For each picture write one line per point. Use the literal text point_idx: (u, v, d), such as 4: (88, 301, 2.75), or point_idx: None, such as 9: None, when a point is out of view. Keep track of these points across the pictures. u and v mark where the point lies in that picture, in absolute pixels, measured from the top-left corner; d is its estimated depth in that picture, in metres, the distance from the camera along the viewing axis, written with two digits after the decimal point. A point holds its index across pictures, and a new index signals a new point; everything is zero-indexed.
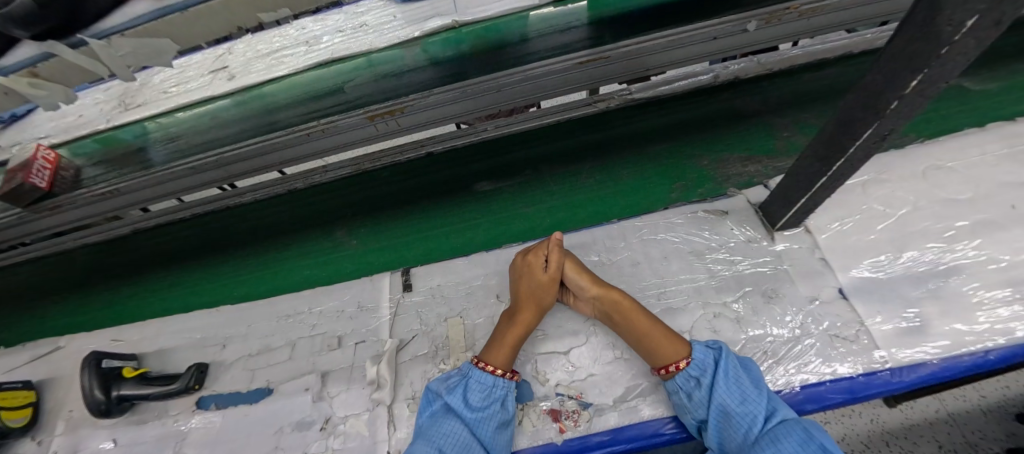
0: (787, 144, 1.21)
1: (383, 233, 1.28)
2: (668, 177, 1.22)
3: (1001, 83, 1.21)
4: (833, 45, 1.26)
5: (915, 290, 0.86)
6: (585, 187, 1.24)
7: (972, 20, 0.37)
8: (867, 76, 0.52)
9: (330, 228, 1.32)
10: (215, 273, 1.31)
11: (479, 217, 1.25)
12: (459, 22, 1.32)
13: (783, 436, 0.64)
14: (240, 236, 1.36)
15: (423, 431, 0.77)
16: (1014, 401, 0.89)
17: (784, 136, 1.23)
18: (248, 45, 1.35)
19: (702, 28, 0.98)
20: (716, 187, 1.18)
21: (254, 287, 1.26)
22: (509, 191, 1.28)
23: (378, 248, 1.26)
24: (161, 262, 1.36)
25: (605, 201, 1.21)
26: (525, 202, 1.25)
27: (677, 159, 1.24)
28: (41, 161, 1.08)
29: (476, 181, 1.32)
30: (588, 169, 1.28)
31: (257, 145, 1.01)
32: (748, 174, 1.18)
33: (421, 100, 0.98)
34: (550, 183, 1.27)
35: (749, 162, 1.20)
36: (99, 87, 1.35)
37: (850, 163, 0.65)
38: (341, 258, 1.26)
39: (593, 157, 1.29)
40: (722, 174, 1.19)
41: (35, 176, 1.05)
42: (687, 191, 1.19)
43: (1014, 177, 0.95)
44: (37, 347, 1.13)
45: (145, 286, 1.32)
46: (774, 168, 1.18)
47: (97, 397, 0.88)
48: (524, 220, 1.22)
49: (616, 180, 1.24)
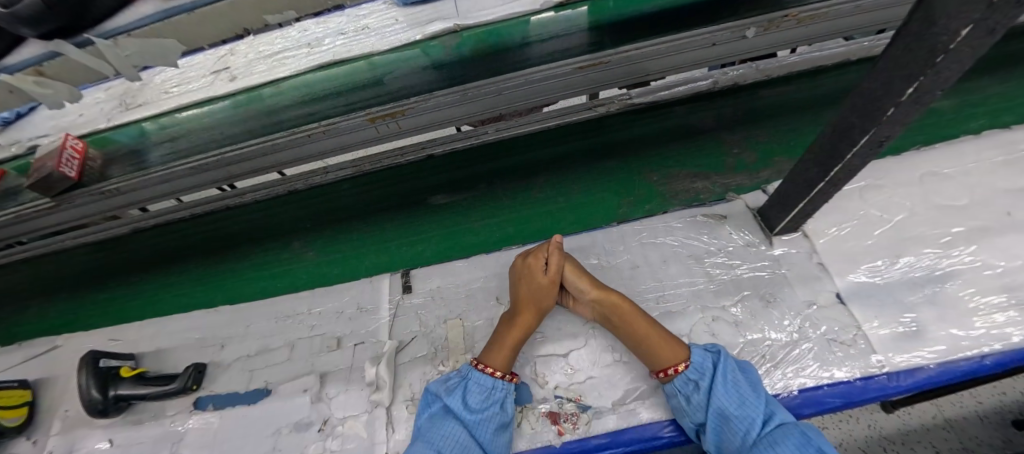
0: (736, 162, 1.23)
1: (341, 244, 1.29)
2: (619, 191, 1.24)
3: (997, 90, 1.23)
4: (829, 53, 1.27)
5: (912, 295, 0.87)
6: (537, 202, 1.25)
7: (967, 29, 0.38)
8: (863, 84, 0.53)
9: (288, 240, 1.32)
10: (194, 278, 1.30)
11: (432, 230, 1.26)
12: (460, 26, 1.32)
13: (782, 439, 0.64)
14: (217, 243, 1.36)
15: (422, 432, 0.77)
16: (1012, 406, 0.90)
17: (733, 153, 1.24)
18: (251, 47, 1.36)
19: (699, 35, 0.99)
20: (663, 204, 1.20)
21: (212, 296, 1.26)
22: (465, 204, 1.29)
23: (335, 259, 1.26)
24: (157, 262, 1.34)
25: (555, 217, 1.22)
26: (476, 217, 1.26)
27: (630, 174, 1.25)
28: (70, 150, 1.08)
29: (433, 194, 1.32)
30: (540, 184, 1.29)
31: (258, 145, 1.01)
32: (695, 190, 1.20)
33: (422, 103, 0.99)
34: (502, 198, 1.28)
35: (697, 178, 1.22)
36: (101, 87, 1.35)
37: (848, 169, 0.66)
38: (299, 270, 1.26)
39: (547, 171, 1.30)
40: (670, 190, 1.21)
41: (65, 166, 1.06)
42: (634, 207, 1.21)
43: (1009, 184, 0.96)
44: (32, 346, 1.12)
45: (134, 287, 1.31)
46: (722, 184, 1.20)
47: (94, 396, 0.88)
48: (474, 234, 1.24)
49: (566, 195, 1.25)
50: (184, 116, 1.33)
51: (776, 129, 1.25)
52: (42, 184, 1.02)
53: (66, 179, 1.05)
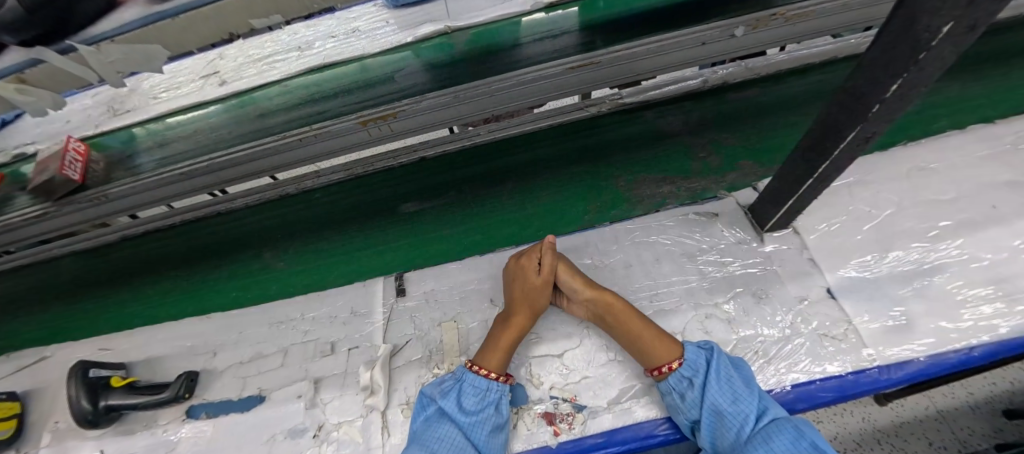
0: (702, 166, 1.22)
1: (309, 255, 1.26)
2: (587, 196, 1.22)
3: (981, 86, 1.25)
4: (818, 50, 1.29)
5: (901, 289, 0.88)
6: (505, 208, 1.24)
7: (948, 27, 0.38)
8: (849, 82, 0.53)
9: (260, 250, 1.29)
10: (176, 288, 1.27)
11: (399, 239, 1.25)
12: (451, 28, 1.36)
13: (775, 435, 0.64)
14: (195, 252, 1.33)
15: (417, 436, 0.77)
16: (1001, 397, 0.92)
17: (699, 157, 1.24)
18: (240, 51, 1.37)
19: (687, 35, 0.99)
20: (630, 209, 1.18)
21: (181, 308, 1.23)
22: (433, 213, 1.27)
23: (303, 269, 1.23)
24: (144, 269, 1.32)
25: (522, 223, 1.21)
26: (445, 225, 1.24)
27: (597, 179, 1.24)
28: (73, 153, 1.08)
29: (401, 202, 1.31)
30: (509, 190, 1.28)
31: (249, 150, 1.01)
32: (662, 194, 1.19)
33: (414, 105, 0.99)
34: (472, 205, 1.27)
35: (663, 183, 1.21)
36: (87, 93, 1.35)
37: (835, 165, 0.66)
38: (268, 281, 1.24)
39: (517, 178, 1.29)
40: (636, 195, 1.20)
41: (68, 169, 1.07)
42: (601, 213, 1.19)
43: (994, 177, 0.97)
44: (21, 357, 1.11)
45: (120, 295, 1.28)
46: (687, 189, 1.19)
47: (84, 407, 0.87)
48: (441, 242, 1.22)
49: (534, 202, 1.24)
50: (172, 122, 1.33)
51: (767, 126, 1.26)
52: (45, 186, 1.06)
53: (68, 182, 1.06)
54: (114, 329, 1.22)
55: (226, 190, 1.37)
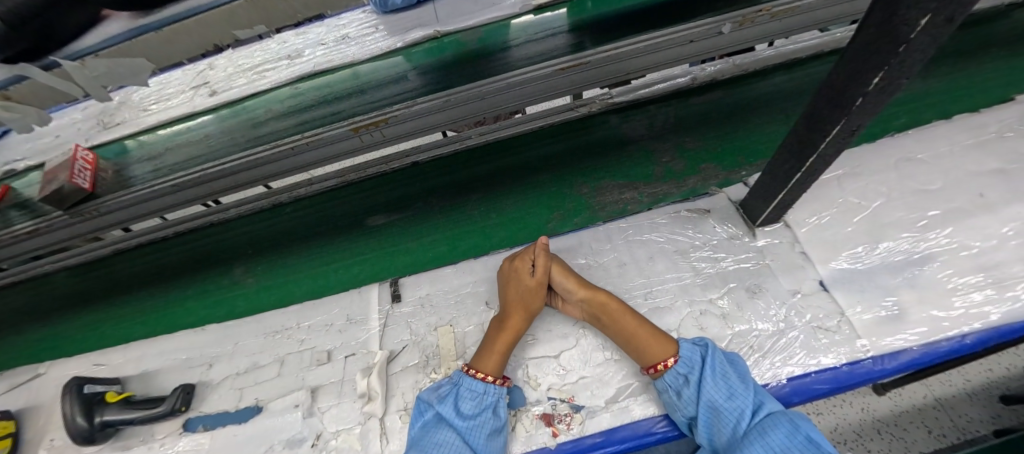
0: (665, 171, 1.22)
1: (278, 269, 1.26)
2: (550, 205, 1.22)
3: (966, 75, 1.26)
4: (804, 45, 1.30)
5: (893, 279, 0.88)
6: (469, 219, 1.25)
7: (925, 19, 0.38)
8: (832, 76, 0.54)
9: (228, 267, 1.29)
10: (158, 304, 1.26)
11: (366, 252, 1.24)
12: (441, 32, 1.37)
13: (771, 428, 0.65)
14: (180, 266, 1.32)
15: (416, 442, 0.77)
16: (998, 383, 0.93)
17: (663, 162, 1.24)
18: (230, 61, 1.40)
19: (675, 33, 1.00)
20: (592, 216, 1.18)
21: (155, 326, 1.22)
22: (401, 225, 1.27)
23: (270, 285, 1.23)
24: (134, 283, 1.31)
25: (485, 233, 1.21)
26: (410, 236, 1.24)
27: (561, 187, 1.24)
28: (82, 162, 1.06)
29: (369, 215, 1.30)
30: (474, 201, 1.28)
31: (240, 161, 1.00)
32: (623, 201, 1.19)
33: (405, 111, 0.98)
34: (437, 216, 1.27)
35: (626, 189, 1.21)
36: (77, 107, 1.36)
37: (822, 159, 0.67)
38: (235, 298, 1.23)
39: (482, 188, 1.29)
40: (599, 202, 1.20)
41: (78, 177, 1.04)
42: (563, 221, 1.19)
43: (980, 165, 0.98)
44: (15, 375, 1.10)
45: (111, 310, 1.27)
46: (649, 194, 1.19)
47: (80, 424, 0.86)
48: (407, 254, 1.22)
49: (499, 211, 1.24)
50: (162, 133, 1.31)
51: (756, 121, 1.26)
52: (56, 196, 1.00)
53: (80, 191, 1.03)
54: (107, 344, 1.21)
55: (218, 200, 1.37)
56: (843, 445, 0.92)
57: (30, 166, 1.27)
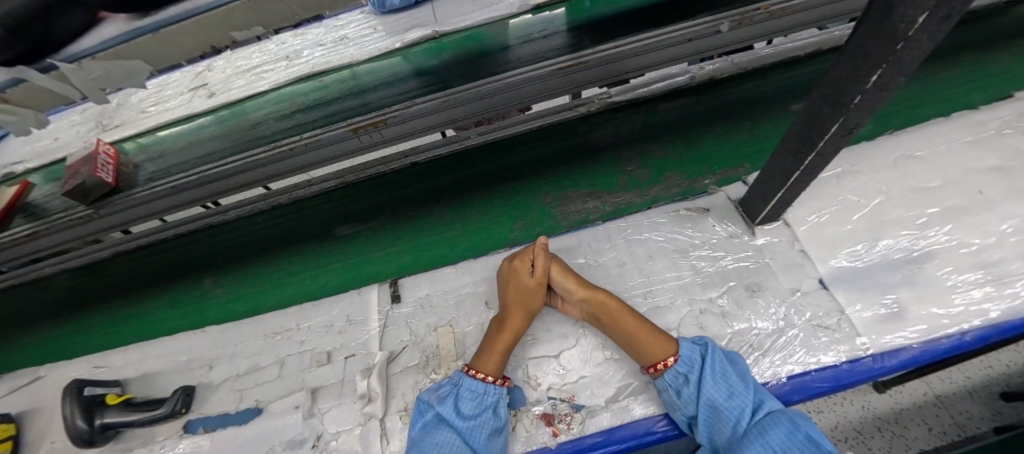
0: (629, 179, 1.23)
1: (249, 277, 1.27)
2: (514, 214, 1.23)
3: (965, 72, 1.26)
4: (804, 43, 1.30)
5: (892, 276, 0.88)
6: (434, 229, 1.25)
7: (923, 17, 0.38)
8: (831, 75, 0.54)
9: (199, 277, 1.29)
10: (139, 313, 1.26)
11: (332, 262, 1.25)
12: (439, 32, 1.36)
13: (770, 427, 0.65)
14: (169, 272, 1.32)
15: (416, 443, 0.77)
16: (998, 380, 0.93)
17: (627, 170, 1.24)
18: (229, 63, 1.40)
19: (673, 31, 1.00)
20: (554, 226, 1.19)
21: (135, 335, 1.22)
22: (368, 235, 1.28)
23: (240, 294, 1.24)
24: (120, 287, 1.32)
25: (450, 243, 1.22)
26: (376, 247, 1.25)
27: (525, 196, 1.25)
28: (104, 156, 1.08)
29: (338, 224, 1.31)
30: (441, 210, 1.28)
31: (239, 162, 1.00)
32: (586, 210, 1.19)
33: (404, 111, 0.98)
34: (403, 226, 1.27)
35: (589, 198, 1.21)
36: (76, 109, 1.36)
37: (821, 157, 0.67)
38: (205, 309, 1.24)
39: (447, 198, 1.30)
40: (562, 211, 1.20)
41: (101, 172, 1.05)
42: (527, 230, 1.19)
43: (979, 163, 0.98)
44: (16, 378, 1.10)
45: (108, 315, 1.27)
46: (612, 203, 1.20)
47: (80, 426, 0.86)
48: (373, 264, 1.22)
49: (464, 221, 1.25)
50: (162, 134, 1.32)
51: (751, 120, 1.27)
52: (79, 190, 0.99)
53: (103, 185, 1.03)
54: (105, 347, 1.21)
55: (219, 201, 1.37)
56: (844, 443, 0.92)
57: (29, 169, 1.28)
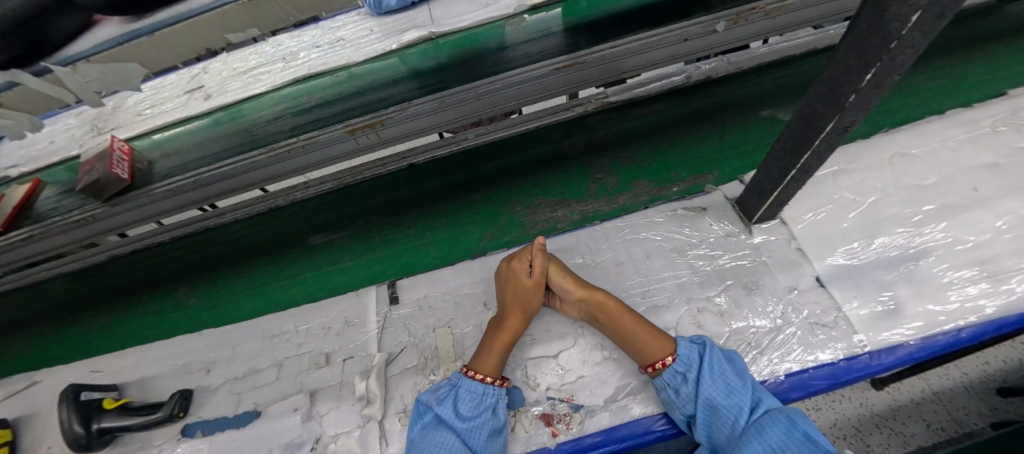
0: (598, 187, 1.24)
1: (220, 290, 1.27)
2: (483, 223, 1.24)
3: (961, 70, 1.27)
4: (799, 42, 1.29)
5: (889, 274, 0.89)
6: (405, 238, 1.26)
7: (916, 15, 0.38)
8: (825, 74, 0.54)
9: (173, 286, 1.29)
10: (122, 322, 1.26)
11: (303, 271, 1.25)
12: (436, 33, 1.36)
13: (768, 426, 0.65)
14: (157, 278, 1.31)
15: (415, 445, 0.76)
16: (994, 375, 0.94)
17: (596, 178, 1.25)
18: (225, 65, 1.37)
19: (667, 32, 1.00)
20: (522, 235, 1.20)
21: (120, 342, 1.22)
22: (340, 243, 1.29)
23: (211, 306, 1.24)
24: (95, 298, 1.31)
25: (419, 252, 1.23)
26: (348, 255, 1.26)
27: (494, 205, 1.26)
28: (119, 152, 1.08)
29: (311, 233, 1.32)
30: (412, 219, 1.29)
31: (236, 164, 1.00)
32: (555, 219, 1.20)
33: (401, 112, 0.98)
34: (376, 234, 1.28)
35: (558, 206, 1.22)
36: (70, 112, 1.34)
37: (816, 156, 0.67)
38: (178, 319, 1.24)
39: (419, 207, 1.30)
40: (531, 220, 1.21)
41: (116, 168, 1.06)
42: (495, 240, 1.20)
43: (974, 160, 0.99)
44: (12, 384, 1.09)
45: (98, 321, 1.26)
46: (580, 211, 1.21)
47: (76, 430, 0.85)
48: (343, 273, 1.23)
49: (435, 229, 1.25)
50: (158, 138, 1.32)
51: (745, 120, 1.27)
52: (95, 186, 1.03)
53: (118, 181, 1.05)
54: (96, 353, 1.20)
55: (215, 204, 1.36)
56: (842, 440, 0.92)
57: (27, 173, 1.28)
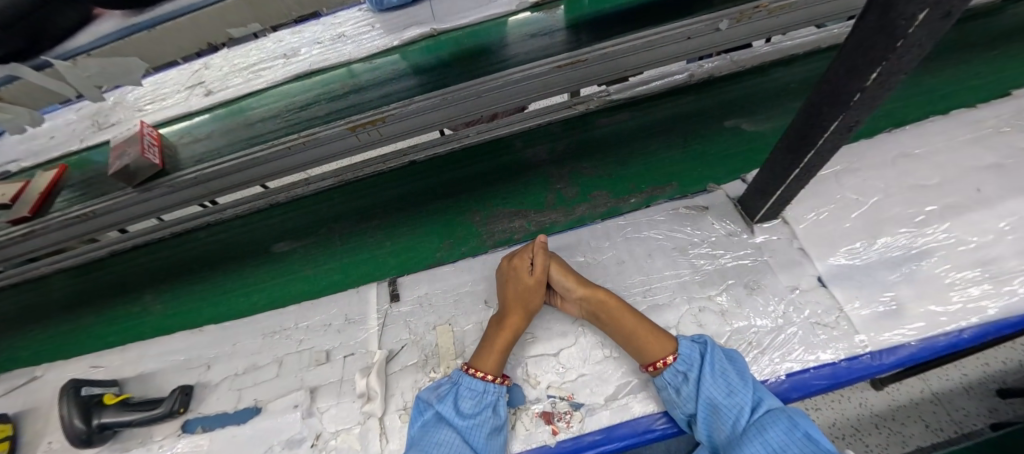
0: (556, 197, 1.22)
1: (183, 293, 1.25)
2: (441, 233, 1.22)
3: (964, 71, 1.26)
4: (802, 40, 1.30)
5: (892, 274, 0.89)
6: (366, 246, 1.24)
7: (924, 13, 0.38)
8: (829, 74, 0.54)
9: (139, 293, 1.28)
10: (106, 321, 1.24)
11: (266, 279, 1.24)
12: (437, 30, 1.36)
13: (769, 425, 0.65)
14: (144, 277, 1.31)
15: (415, 442, 0.76)
16: (994, 377, 0.94)
17: (557, 187, 1.24)
18: (226, 60, 1.39)
19: (670, 30, 0.99)
20: (477, 246, 1.18)
21: (107, 340, 1.21)
22: (302, 252, 1.27)
23: (175, 312, 1.22)
24: (81, 298, 1.30)
25: (377, 262, 1.21)
26: (309, 264, 1.24)
27: (454, 214, 1.25)
28: (149, 138, 1.07)
29: (276, 241, 1.30)
30: (373, 227, 1.28)
31: (235, 160, 0.99)
32: (511, 230, 1.18)
33: (402, 109, 0.97)
34: (338, 243, 1.27)
35: (516, 217, 1.20)
36: (72, 108, 1.35)
37: (819, 155, 0.67)
38: (144, 324, 1.22)
39: (383, 215, 1.29)
40: (487, 230, 1.20)
41: (147, 153, 1.07)
42: (452, 250, 1.19)
43: (977, 161, 0.98)
44: (13, 378, 1.09)
45: (88, 320, 1.25)
46: (536, 223, 1.19)
47: (78, 426, 0.85)
48: (304, 281, 1.21)
49: (394, 238, 1.24)
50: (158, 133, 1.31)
51: (750, 117, 1.26)
52: (126, 172, 1.02)
53: (150, 167, 1.05)
54: (86, 351, 1.19)
55: (215, 200, 1.36)
56: (841, 440, 0.92)
57: (26, 167, 1.29)
